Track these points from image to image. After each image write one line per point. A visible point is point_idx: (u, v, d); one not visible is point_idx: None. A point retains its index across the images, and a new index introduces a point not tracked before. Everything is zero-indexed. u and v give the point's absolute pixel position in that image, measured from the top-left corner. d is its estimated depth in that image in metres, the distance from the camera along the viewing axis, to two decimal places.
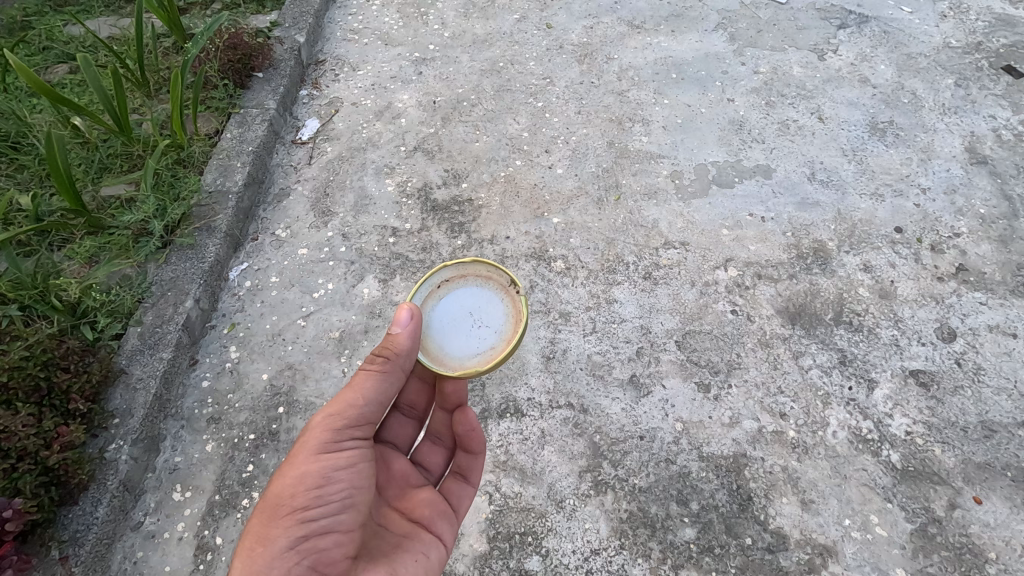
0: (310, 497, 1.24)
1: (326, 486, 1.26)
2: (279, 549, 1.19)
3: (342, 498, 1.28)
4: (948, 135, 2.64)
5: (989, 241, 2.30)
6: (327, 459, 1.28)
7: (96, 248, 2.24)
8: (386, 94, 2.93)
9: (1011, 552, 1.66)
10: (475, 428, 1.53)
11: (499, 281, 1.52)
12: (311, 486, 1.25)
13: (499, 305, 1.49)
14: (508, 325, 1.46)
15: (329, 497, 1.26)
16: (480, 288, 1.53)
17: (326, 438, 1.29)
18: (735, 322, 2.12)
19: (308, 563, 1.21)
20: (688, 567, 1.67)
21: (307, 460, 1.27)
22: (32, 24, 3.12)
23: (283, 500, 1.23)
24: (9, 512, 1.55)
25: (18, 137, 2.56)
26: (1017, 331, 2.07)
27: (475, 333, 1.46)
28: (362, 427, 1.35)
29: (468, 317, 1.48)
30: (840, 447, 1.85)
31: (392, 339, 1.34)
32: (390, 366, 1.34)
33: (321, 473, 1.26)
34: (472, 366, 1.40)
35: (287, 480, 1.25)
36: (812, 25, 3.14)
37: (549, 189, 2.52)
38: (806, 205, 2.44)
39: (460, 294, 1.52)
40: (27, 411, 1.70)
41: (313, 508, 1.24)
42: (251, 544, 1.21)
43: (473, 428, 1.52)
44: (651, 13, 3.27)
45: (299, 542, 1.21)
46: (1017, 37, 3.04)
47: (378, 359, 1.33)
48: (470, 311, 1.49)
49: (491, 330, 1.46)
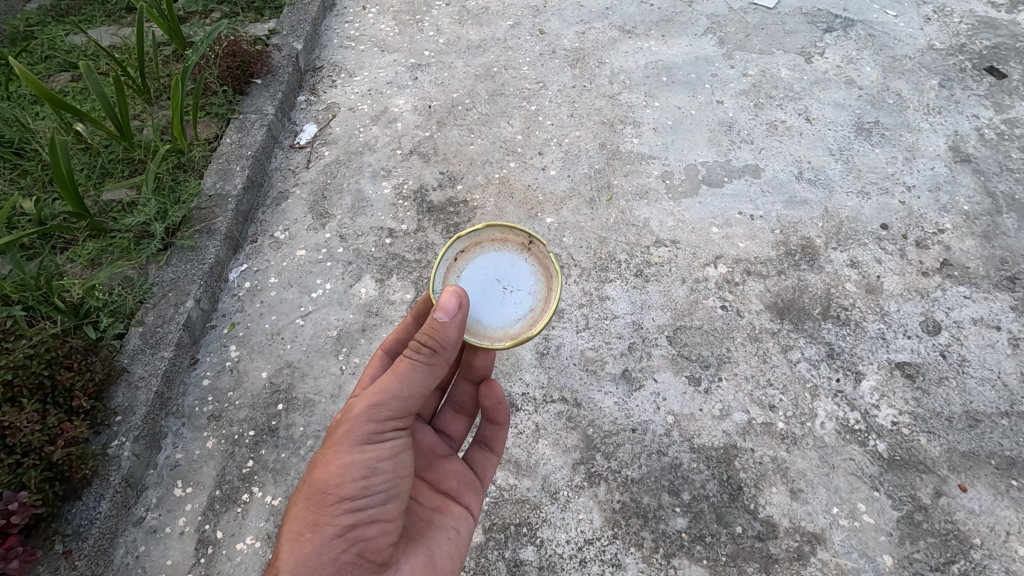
0: (356, 489, 1.19)
1: (371, 477, 1.21)
2: (327, 536, 1.18)
3: (385, 488, 1.23)
4: (933, 134, 2.70)
5: (973, 236, 2.35)
6: (371, 450, 1.22)
7: (98, 250, 2.29)
8: (383, 99, 2.99)
9: (995, 538, 1.70)
10: (503, 401, 1.54)
11: (511, 241, 1.50)
12: (357, 477, 1.19)
13: (523, 265, 1.49)
14: (539, 284, 1.48)
15: (374, 487, 1.22)
16: (498, 251, 1.51)
17: (369, 428, 1.23)
18: (725, 318, 2.17)
19: (356, 550, 1.20)
20: (679, 556, 1.70)
21: (350, 450, 1.21)
22: (35, 34, 3.19)
23: (329, 489, 1.19)
24: (15, 505, 1.58)
25: (21, 144, 2.61)
26: (1001, 323, 2.12)
27: (510, 299, 1.46)
28: (405, 415, 1.28)
29: (497, 285, 1.47)
30: (828, 438, 1.89)
31: (435, 327, 1.23)
32: (435, 357, 1.26)
33: (366, 463, 1.21)
34: (523, 334, 1.42)
35: (331, 468, 1.20)
36: (799, 29, 3.21)
37: (543, 190, 2.57)
38: (794, 203, 2.49)
39: (481, 262, 1.49)
40: (31, 408, 1.74)
41: (360, 499, 1.20)
42: (299, 527, 1.19)
43: (500, 401, 1.53)
44: (641, 18, 3.33)
45: (347, 530, 1.19)
46: (999, 39, 3.11)
47: (424, 349, 1.24)
48: (497, 277, 1.48)
49: (523, 292, 1.47)
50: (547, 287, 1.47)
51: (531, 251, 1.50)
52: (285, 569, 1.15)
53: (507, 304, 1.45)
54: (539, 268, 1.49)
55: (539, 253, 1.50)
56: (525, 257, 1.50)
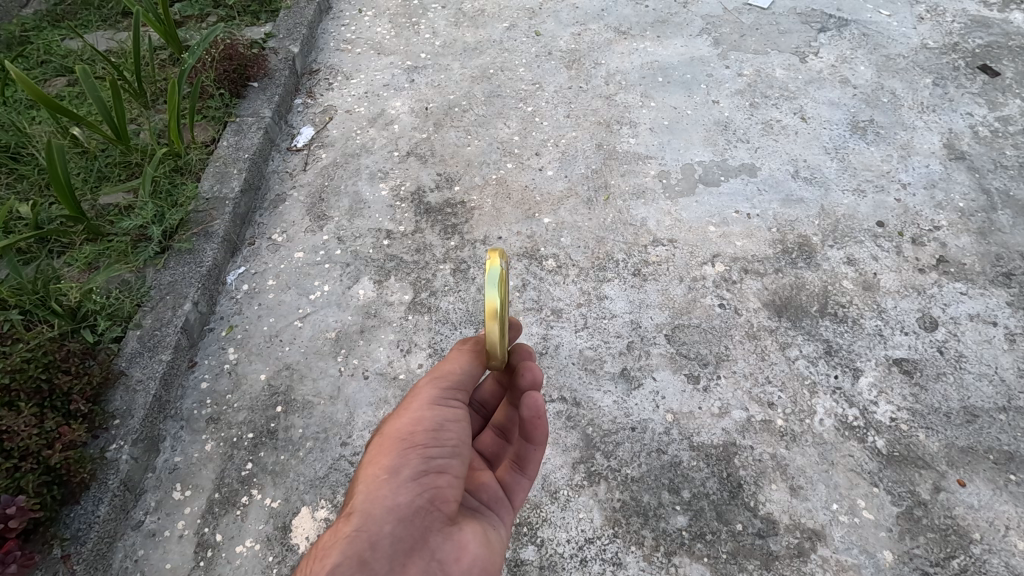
0: (430, 437, 1.15)
1: (442, 430, 1.17)
2: (402, 477, 1.10)
3: (456, 444, 1.18)
4: (927, 132, 2.72)
5: (969, 233, 2.36)
6: (440, 408, 1.21)
7: (95, 253, 2.28)
8: (379, 102, 3.00)
9: (995, 532, 1.70)
10: (541, 411, 1.29)
11: None
12: (429, 427, 1.17)
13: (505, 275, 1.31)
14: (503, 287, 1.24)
15: (447, 439, 1.17)
16: None
17: (437, 389, 1.23)
18: (723, 316, 2.17)
19: (428, 497, 1.10)
20: (680, 554, 1.70)
21: (421, 407, 1.20)
22: (31, 39, 3.18)
23: (403, 435, 1.15)
24: (13, 509, 1.57)
25: (18, 148, 2.60)
26: (997, 319, 2.13)
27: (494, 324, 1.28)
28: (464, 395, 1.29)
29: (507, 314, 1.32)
30: (827, 434, 1.90)
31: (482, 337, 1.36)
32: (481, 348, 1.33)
33: (437, 417, 1.19)
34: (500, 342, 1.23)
35: (404, 420, 1.17)
36: (793, 29, 3.23)
37: (540, 191, 2.58)
38: (790, 202, 2.50)
39: None
40: (29, 411, 1.73)
41: (433, 446, 1.15)
42: (372, 473, 1.11)
43: (539, 412, 1.28)
44: (637, 20, 3.35)
45: (422, 473, 1.11)
46: (992, 37, 3.13)
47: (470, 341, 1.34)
48: None
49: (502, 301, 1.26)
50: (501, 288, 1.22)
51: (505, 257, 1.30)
52: (361, 507, 1.06)
53: None
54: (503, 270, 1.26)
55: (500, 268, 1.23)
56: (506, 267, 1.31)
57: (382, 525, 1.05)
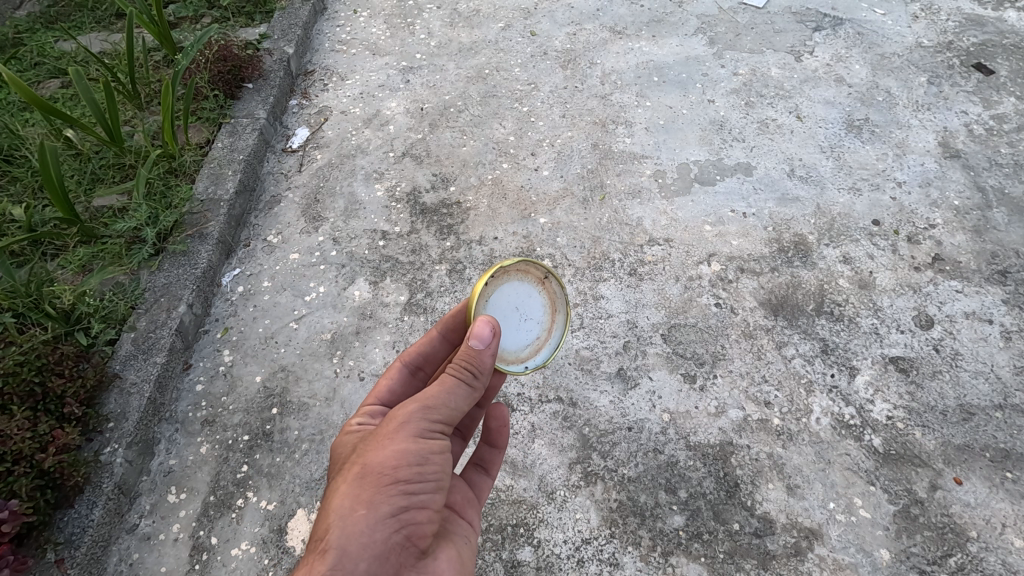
0: (412, 473, 1.11)
1: (425, 465, 1.13)
2: (381, 515, 1.08)
3: (437, 478, 1.15)
4: (922, 131, 2.72)
5: (964, 231, 2.36)
6: (425, 442, 1.15)
7: (89, 256, 2.28)
8: (375, 102, 2.99)
9: (991, 530, 1.70)
10: (507, 422, 1.47)
11: (534, 275, 1.48)
12: (412, 463, 1.12)
13: (537, 297, 1.48)
14: (547, 316, 1.51)
15: (429, 475, 1.13)
16: (518, 280, 1.44)
17: (424, 422, 1.16)
18: (719, 315, 2.17)
19: (404, 533, 1.11)
20: (677, 554, 1.70)
21: (405, 438, 1.14)
22: (24, 41, 3.18)
23: (385, 470, 1.10)
24: (5, 513, 1.57)
25: (12, 150, 2.60)
26: (992, 316, 2.13)
27: (522, 328, 1.46)
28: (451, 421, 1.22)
29: (513, 314, 1.43)
30: (823, 433, 1.90)
31: (471, 355, 1.19)
32: (475, 379, 1.22)
33: (422, 451, 1.13)
34: (531, 359, 1.48)
35: (386, 452, 1.12)
36: (788, 28, 3.23)
37: (536, 191, 2.58)
38: (786, 201, 2.50)
39: (505, 292, 1.41)
40: (22, 415, 1.72)
41: (414, 483, 1.12)
42: (348, 505, 1.09)
43: (505, 423, 1.47)
44: (631, 19, 3.35)
45: (401, 510, 1.10)
46: (986, 36, 3.13)
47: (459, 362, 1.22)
48: (515, 307, 1.44)
49: (534, 323, 1.48)
50: (552, 320, 1.52)
51: (544, 285, 1.50)
52: (336, 543, 1.05)
53: (521, 332, 1.46)
54: (548, 301, 1.51)
55: (552, 287, 1.52)
56: (539, 290, 1.49)
57: (357, 563, 1.06)
